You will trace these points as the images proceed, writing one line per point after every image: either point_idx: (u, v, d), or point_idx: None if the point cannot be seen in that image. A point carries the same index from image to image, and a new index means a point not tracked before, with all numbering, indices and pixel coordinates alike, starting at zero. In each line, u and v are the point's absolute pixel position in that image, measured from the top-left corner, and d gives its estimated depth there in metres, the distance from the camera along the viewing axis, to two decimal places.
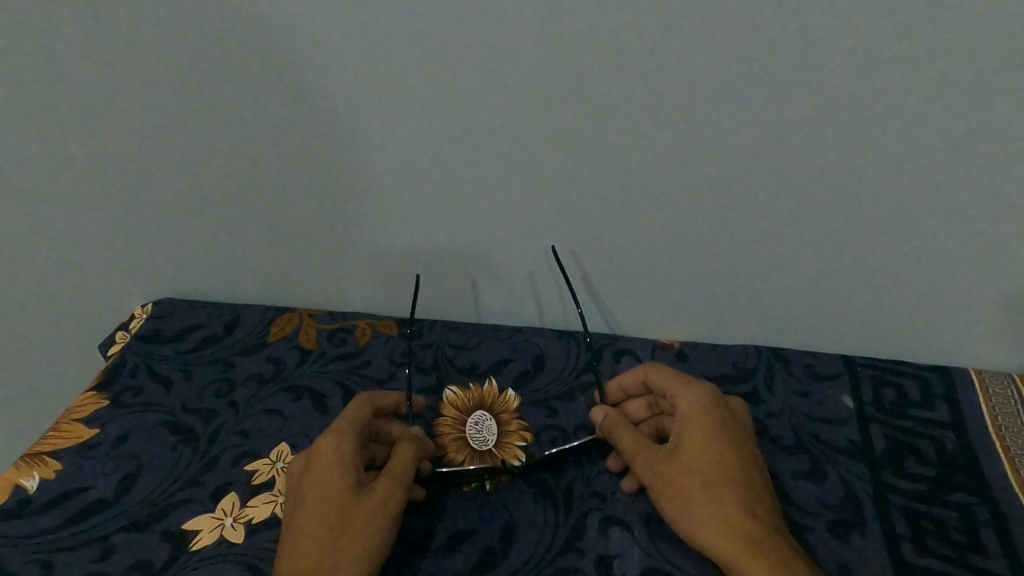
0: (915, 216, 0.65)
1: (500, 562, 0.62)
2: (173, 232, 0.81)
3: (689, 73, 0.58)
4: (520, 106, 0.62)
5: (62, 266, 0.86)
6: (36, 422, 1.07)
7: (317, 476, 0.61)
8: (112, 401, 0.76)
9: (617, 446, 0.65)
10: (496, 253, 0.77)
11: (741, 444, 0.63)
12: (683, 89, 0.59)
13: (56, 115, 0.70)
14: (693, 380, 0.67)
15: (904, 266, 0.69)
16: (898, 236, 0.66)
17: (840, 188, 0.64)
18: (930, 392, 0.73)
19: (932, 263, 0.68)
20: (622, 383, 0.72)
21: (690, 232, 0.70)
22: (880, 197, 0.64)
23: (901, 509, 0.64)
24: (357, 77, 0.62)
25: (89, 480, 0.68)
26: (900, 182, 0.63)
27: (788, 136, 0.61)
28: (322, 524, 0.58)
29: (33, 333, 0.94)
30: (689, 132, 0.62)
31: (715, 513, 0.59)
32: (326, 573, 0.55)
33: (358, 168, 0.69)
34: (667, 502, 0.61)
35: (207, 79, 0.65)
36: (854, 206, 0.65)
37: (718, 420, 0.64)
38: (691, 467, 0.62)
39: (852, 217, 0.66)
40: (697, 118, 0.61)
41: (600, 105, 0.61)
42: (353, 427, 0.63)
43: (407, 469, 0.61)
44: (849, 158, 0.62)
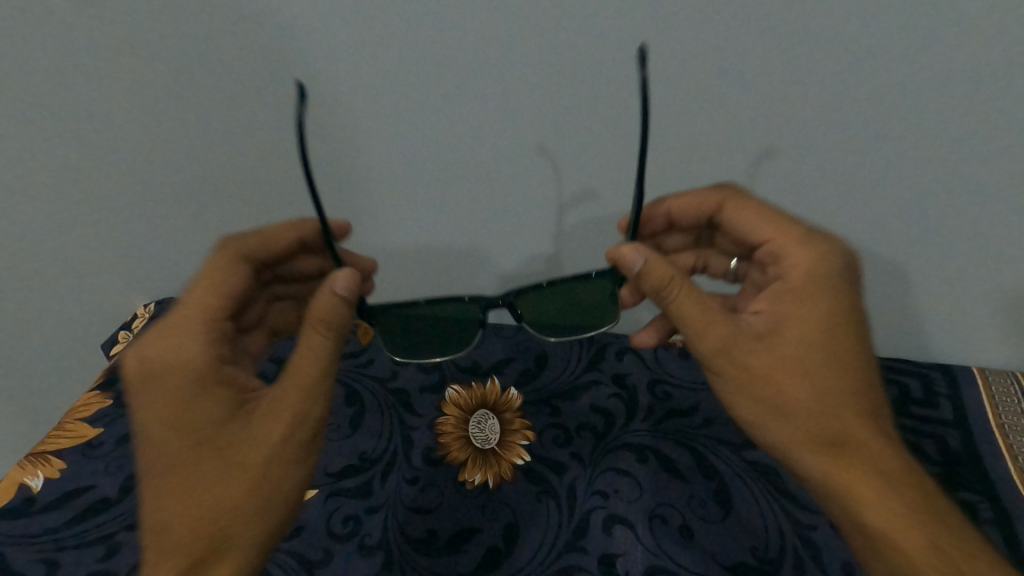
0: (925, 221, 0.64)
1: (503, 561, 0.62)
2: (172, 238, 0.80)
3: (699, 86, 0.54)
4: (521, 118, 0.59)
5: (61, 271, 0.86)
6: (41, 419, 1.08)
7: (177, 392, 0.48)
8: (115, 400, 0.77)
9: (681, 318, 0.51)
10: (499, 256, 0.77)
11: (858, 330, 0.52)
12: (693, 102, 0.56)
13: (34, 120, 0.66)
14: (807, 236, 0.54)
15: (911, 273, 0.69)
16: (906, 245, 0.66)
17: (851, 195, 0.62)
18: (933, 391, 0.74)
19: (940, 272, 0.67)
20: (681, 209, 0.60)
21: None
22: (890, 201, 0.63)
23: None
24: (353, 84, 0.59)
25: (92, 479, 0.68)
26: (915, 187, 0.61)
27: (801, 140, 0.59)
28: (207, 443, 0.48)
29: (36, 335, 0.94)
30: (698, 143, 0.60)
31: (817, 416, 0.50)
32: (219, 488, 0.48)
33: (354, 178, 0.67)
34: (752, 399, 0.51)
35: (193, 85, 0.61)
36: (864, 210, 0.64)
37: (833, 297, 0.52)
38: (789, 357, 0.50)
39: (860, 226, 0.65)
40: (707, 130, 0.58)
41: (604, 118, 0.58)
42: (213, 326, 0.52)
43: (317, 369, 0.50)
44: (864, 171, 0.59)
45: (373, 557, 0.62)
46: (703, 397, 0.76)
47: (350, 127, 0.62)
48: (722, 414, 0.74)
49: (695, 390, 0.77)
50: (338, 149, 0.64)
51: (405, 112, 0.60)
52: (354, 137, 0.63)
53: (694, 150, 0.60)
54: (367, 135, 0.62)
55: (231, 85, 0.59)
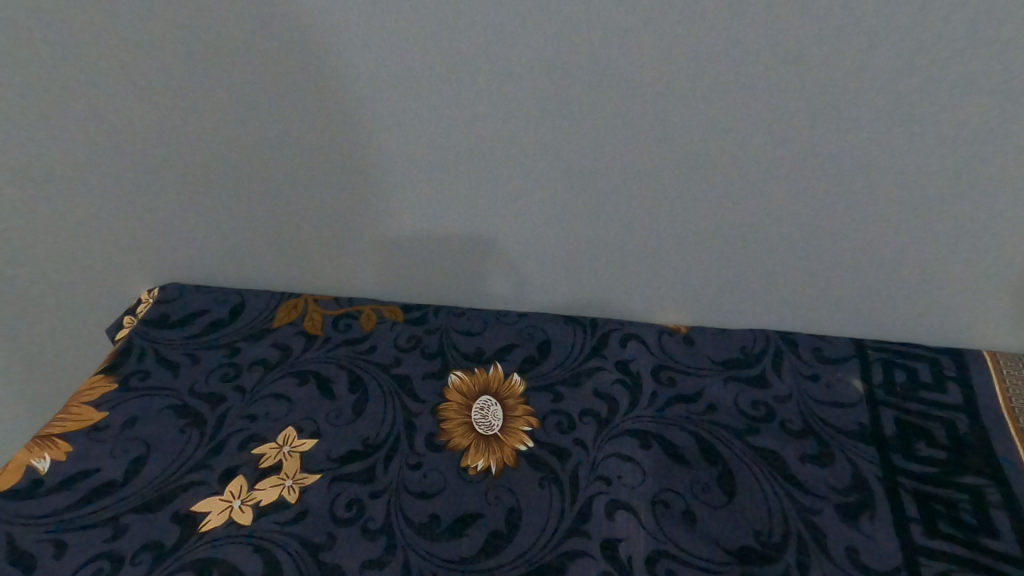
0: (921, 198, 0.66)
1: (505, 545, 0.62)
2: (171, 217, 0.79)
3: (691, 68, 0.60)
4: (529, 98, 0.64)
5: (51, 248, 0.82)
6: (25, 418, 1.02)
7: None
8: (122, 384, 0.74)
9: None
10: (505, 239, 0.78)
11: None
12: (688, 86, 0.61)
13: (56, 89, 0.66)
14: None
15: (904, 250, 0.70)
16: (900, 220, 0.68)
17: (842, 166, 0.65)
18: (942, 374, 0.73)
19: (934, 254, 0.70)
20: None
21: (691, 216, 0.73)
22: (885, 177, 0.65)
23: (911, 492, 0.63)
24: (369, 58, 0.62)
25: (99, 461, 0.66)
26: (905, 158, 0.63)
27: (789, 116, 0.62)
28: None
29: (26, 320, 0.89)
30: (693, 125, 0.64)
31: None
32: None
33: (365, 156, 0.71)
34: None
35: (212, 51, 0.63)
36: (863, 180, 0.66)
37: None
38: None
39: (856, 204, 0.68)
40: (702, 104, 0.63)
41: (606, 103, 0.64)
42: None
43: None
44: (854, 146, 0.63)
45: (375, 541, 0.61)
46: (706, 382, 0.76)
47: (368, 108, 0.66)
48: (725, 401, 0.74)
49: (699, 376, 0.76)
50: (350, 124, 0.68)
51: (420, 90, 0.64)
52: (368, 113, 0.67)
53: (690, 133, 0.65)
54: (382, 111, 0.66)
55: (261, 61, 0.63)
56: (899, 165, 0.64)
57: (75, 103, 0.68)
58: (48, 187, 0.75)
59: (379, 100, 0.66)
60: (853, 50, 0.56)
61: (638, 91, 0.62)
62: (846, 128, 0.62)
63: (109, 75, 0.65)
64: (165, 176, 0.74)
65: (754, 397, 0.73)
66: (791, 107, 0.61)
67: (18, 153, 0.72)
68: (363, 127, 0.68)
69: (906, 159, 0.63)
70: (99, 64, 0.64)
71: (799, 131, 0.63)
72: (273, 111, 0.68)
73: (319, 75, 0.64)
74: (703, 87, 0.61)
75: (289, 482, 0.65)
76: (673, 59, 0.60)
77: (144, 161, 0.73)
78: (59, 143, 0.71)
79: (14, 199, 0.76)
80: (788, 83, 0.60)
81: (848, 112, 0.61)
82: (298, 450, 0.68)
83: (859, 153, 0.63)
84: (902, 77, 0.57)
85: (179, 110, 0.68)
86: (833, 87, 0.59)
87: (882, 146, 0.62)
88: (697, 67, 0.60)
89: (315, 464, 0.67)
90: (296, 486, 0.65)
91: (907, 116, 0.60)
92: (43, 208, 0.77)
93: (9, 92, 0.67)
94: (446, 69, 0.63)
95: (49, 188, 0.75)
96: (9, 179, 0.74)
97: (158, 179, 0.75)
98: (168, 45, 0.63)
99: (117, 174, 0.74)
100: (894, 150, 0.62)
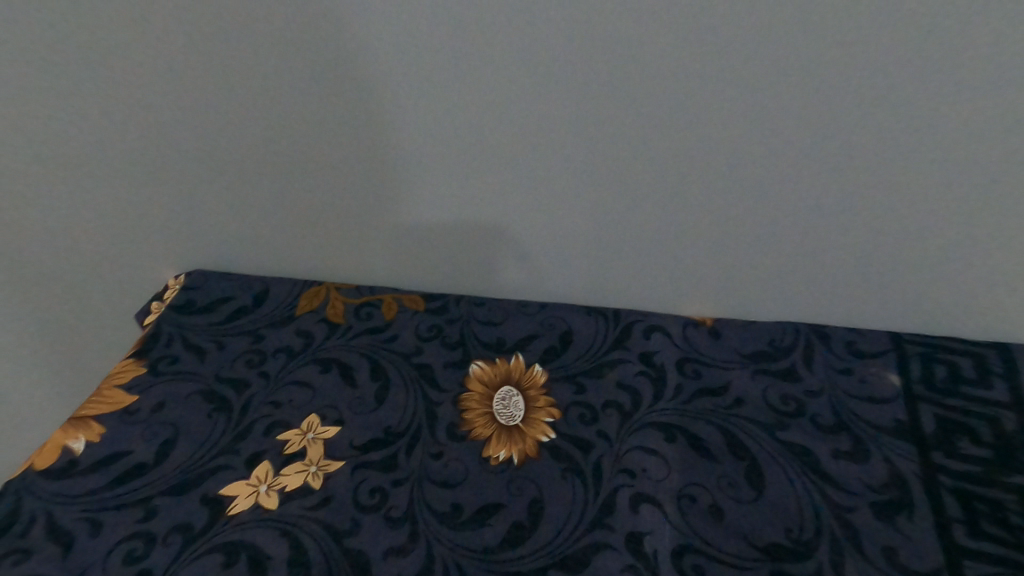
0: (966, 184, 0.63)
1: (529, 536, 0.62)
2: (196, 204, 0.79)
3: (724, 49, 0.58)
4: (555, 82, 0.63)
5: (80, 234, 0.83)
6: (52, 404, 1.03)
7: None
8: (151, 368, 0.75)
9: None
10: (527, 227, 0.77)
11: None
12: (723, 68, 0.59)
13: (83, 76, 0.67)
14: None
15: (947, 240, 0.67)
16: (942, 207, 0.65)
17: (882, 151, 0.62)
18: (986, 370, 0.70)
19: (979, 244, 0.67)
20: None
21: (720, 204, 0.70)
22: (927, 162, 0.62)
23: (953, 491, 0.61)
24: (392, 42, 0.61)
25: (131, 443, 0.67)
26: (950, 141, 0.60)
27: (828, 99, 0.59)
28: None
29: (59, 305, 0.91)
30: (726, 109, 0.62)
31: None
32: None
33: (387, 142, 0.70)
34: None
35: (235, 37, 0.63)
36: (903, 166, 0.63)
37: None
38: None
39: (895, 191, 0.65)
40: (735, 87, 0.60)
41: (635, 87, 0.62)
42: None
43: None
44: (898, 130, 0.60)
45: (398, 529, 0.61)
46: (734, 375, 0.74)
47: (392, 93, 0.65)
48: (754, 394, 0.72)
49: (726, 369, 0.74)
50: (373, 111, 0.67)
51: (445, 75, 0.63)
52: (392, 99, 0.66)
53: (723, 117, 0.63)
54: (406, 96, 0.65)
55: (283, 47, 0.63)
56: (947, 150, 0.60)
57: (103, 89, 0.68)
58: (77, 174, 0.76)
59: (403, 85, 0.64)
60: (898, 28, 0.54)
61: (670, 74, 0.60)
62: (888, 110, 0.59)
63: (136, 60, 0.65)
64: (191, 163, 0.75)
65: (783, 391, 0.71)
66: (833, 88, 0.58)
67: (49, 141, 0.73)
68: (386, 113, 0.67)
69: (956, 144, 0.60)
70: (127, 49, 0.65)
71: (840, 114, 0.60)
72: (297, 97, 0.67)
73: (344, 59, 0.63)
74: (738, 69, 0.59)
75: (313, 469, 0.65)
76: (707, 40, 0.57)
77: (170, 147, 0.73)
78: (89, 129, 0.72)
79: (46, 186, 0.77)
80: (827, 64, 0.57)
81: (895, 94, 0.58)
82: (322, 437, 0.68)
83: (904, 138, 0.60)
84: (949, 56, 0.54)
85: (204, 95, 0.68)
86: (876, 67, 0.56)
87: (930, 130, 0.59)
88: (732, 47, 0.57)
89: (338, 451, 0.67)
90: (321, 473, 0.65)
91: (953, 99, 0.57)
92: (74, 194, 0.78)
93: (38, 78, 0.67)
94: (472, 52, 0.61)
95: (79, 175, 0.76)
96: (42, 166, 0.75)
97: (184, 165, 0.75)
98: (194, 29, 0.63)
99: (144, 161, 0.75)
100: (942, 134, 0.59)
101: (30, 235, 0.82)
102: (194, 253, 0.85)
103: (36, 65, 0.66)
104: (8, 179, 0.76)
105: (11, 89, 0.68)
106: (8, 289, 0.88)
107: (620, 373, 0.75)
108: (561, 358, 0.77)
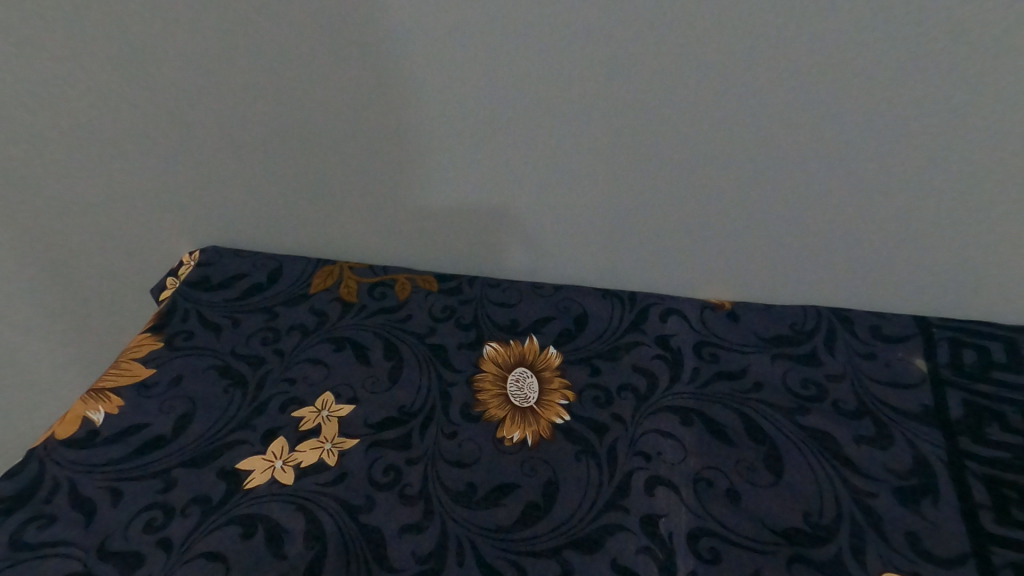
0: (1001, 164, 0.60)
1: (542, 516, 0.61)
2: (210, 180, 0.79)
3: (755, 21, 0.56)
4: (578, 56, 0.60)
5: (98, 210, 0.83)
6: (68, 378, 1.04)
7: None
8: (167, 343, 0.75)
9: None
10: (544, 207, 0.75)
11: None
12: (756, 36, 0.56)
13: (101, 49, 0.66)
14: None
15: (982, 221, 0.65)
16: (975, 189, 0.63)
17: (915, 129, 0.60)
18: (1017, 355, 0.68)
19: (1016, 226, 0.64)
20: None
21: (744, 183, 0.68)
22: (962, 141, 0.60)
23: (981, 478, 0.60)
24: (410, 15, 0.59)
25: (149, 416, 0.68)
26: (984, 120, 0.58)
27: (861, 74, 0.57)
28: None
29: (77, 280, 0.92)
30: (755, 84, 0.60)
31: None
32: None
33: (404, 120, 0.69)
34: None
35: (252, 11, 0.62)
36: (935, 145, 0.61)
37: None
38: None
39: (928, 170, 0.63)
40: (764, 62, 0.58)
41: (659, 62, 0.60)
42: None
43: None
44: (931, 105, 0.58)
45: (413, 507, 0.61)
46: (753, 359, 0.72)
47: (408, 65, 0.64)
48: (773, 378, 0.70)
49: (744, 352, 0.73)
50: (389, 86, 0.66)
51: (464, 45, 0.61)
52: (409, 74, 0.64)
53: (751, 93, 0.61)
54: (423, 68, 0.63)
55: (299, 21, 0.62)
56: (986, 125, 0.58)
57: (121, 63, 0.68)
58: (95, 149, 0.76)
59: (420, 60, 0.63)
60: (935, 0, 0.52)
61: (696, 48, 0.58)
62: (922, 86, 0.57)
63: (153, 34, 0.65)
64: (206, 139, 0.74)
65: (804, 375, 0.70)
66: (870, 56, 0.56)
67: (67, 114, 0.73)
68: (402, 88, 0.66)
69: (995, 117, 0.57)
70: (145, 24, 0.64)
71: (877, 85, 0.58)
72: (312, 69, 0.65)
73: (359, 30, 0.61)
74: (768, 42, 0.57)
75: (328, 446, 0.65)
76: (735, 13, 0.55)
77: (186, 123, 0.73)
78: (106, 103, 0.71)
79: (64, 161, 0.77)
80: (861, 36, 0.55)
81: (935, 63, 0.55)
82: (336, 414, 0.68)
83: (941, 110, 0.58)
84: (987, 31, 0.52)
85: (220, 70, 0.67)
86: (912, 40, 0.54)
87: (969, 102, 0.57)
88: (764, 20, 0.55)
89: (353, 429, 0.67)
90: (335, 450, 0.65)
91: (989, 76, 0.55)
92: (91, 168, 0.78)
93: (56, 50, 0.67)
94: (492, 20, 0.59)
95: (96, 150, 0.76)
96: (61, 140, 0.75)
97: (199, 139, 0.74)
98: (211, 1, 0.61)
99: (160, 137, 0.74)
100: (982, 107, 0.57)
101: (49, 210, 0.83)
102: (209, 229, 0.85)
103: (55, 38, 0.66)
104: (27, 152, 0.76)
105: (30, 58, 0.68)
106: (28, 264, 0.89)
107: (636, 356, 0.74)
108: (575, 339, 0.77)
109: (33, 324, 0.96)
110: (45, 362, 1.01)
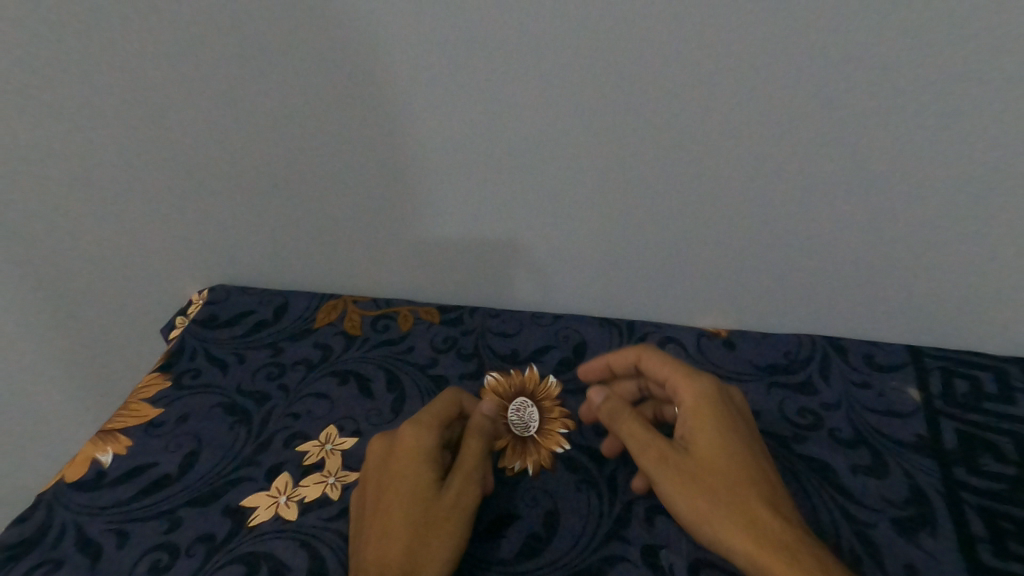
0: (971, 210, 0.64)
1: (544, 548, 0.62)
2: (221, 225, 0.82)
3: (734, 89, 0.60)
4: (571, 117, 0.65)
5: (110, 254, 0.86)
6: (72, 413, 1.05)
7: None
8: (175, 381, 0.76)
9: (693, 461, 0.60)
10: (541, 246, 0.78)
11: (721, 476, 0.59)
12: (744, 76, 0.59)
13: (122, 111, 0.70)
14: None
15: (964, 258, 0.68)
16: (948, 232, 0.66)
17: (888, 178, 0.64)
18: (1008, 384, 0.70)
19: (994, 264, 0.67)
20: None
21: (732, 226, 0.72)
22: (932, 191, 0.64)
23: (976, 508, 0.60)
24: (414, 81, 0.64)
25: (155, 455, 0.69)
26: (952, 172, 0.62)
27: (835, 131, 0.61)
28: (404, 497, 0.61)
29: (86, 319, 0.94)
30: (737, 140, 0.64)
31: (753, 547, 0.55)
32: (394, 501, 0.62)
33: (407, 170, 0.72)
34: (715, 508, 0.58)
35: (265, 78, 0.66)
36: (909, 193, 0.64)
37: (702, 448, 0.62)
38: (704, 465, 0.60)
39: (904, 215, 0.66)
40: (745, 121, 0.62)
41: (647, 120, 0.64)
42: None
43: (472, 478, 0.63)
44: (901, 158, 0.62)
45: None
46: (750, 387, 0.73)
47: (409, 98, 0.65)
48: (770, 406, 0.71)
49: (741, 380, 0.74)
50: (394, 140, 0.70)
51: (465, 93, 0.64)
52: (411, 129, 0.68)
53: (734, 148, 0.65)
54: (423, 105, 0.66)
55: (311, 85, 0.66)
56: (956, 176, 0.62)
57: (140, 124, 0.71)
58: (111, 199, 0.79)
59: (422, 118, 0.67)
60: (898, 71, 0.56)
61: (679, 109, 0.63)
62: (893, 142, 0.61)
63: (172, 98, 0.69)
64: (217, 189, 0.77)
65: (800, 404, 0.71)
66: (850, 105, 0.59)
67: (85, 168, 0.76)
68: (406, 143, 0.70)
69: (969, 165, 0.61)
70: (164, 89, 0.68)
71: (857, 134, 0.61)
72: (317, 112, 0.68)
73: (366, 94, 0.66)
74: (747, 106, 0.61)
75: (332, 480, 0.66)
76: (714, 83, 0.60)
77: (199, 174, 0.76)
78: (124, 157, 0.75)
79: (82, 212, 0.81)
80: (833, 102, 0.59)
81: (923, 90, 0.57)
82: (340, 448, 0.69)
83: (918, 157, 0.61)
84: (947, 98, 0.57)
85: (233, 127, 0.71)
86: (881, 103, 0.58)
87: (952, 136, 0.59)
88: (742, 86, 0.60)
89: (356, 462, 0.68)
90: (338, 484, 0.66)
91: (954, 134, 0.59)
92: (98, 205, 0.80)
93: (81, 113, 0.71)
94: (492, 77, 0.63)
95: (113, 200, 0.79)
96: (79, 193, 0.79)
97: (204, 174, 0.76)
98: (227, 70, 0.66)
99: (173, 187, 0.78)
100: (962, 146, 0.60)
101: (64, 255, 0.85)
102: (218, 269, 0.88)
103: (81, 103, 0.70)
104: (38, 193, 0.78)
105: (43, 103, 0.70)
106: (38, 306, 0.91)
107: None
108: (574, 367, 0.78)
109: (41, 362, 0.97)
110: (52, 399, 1.02)
